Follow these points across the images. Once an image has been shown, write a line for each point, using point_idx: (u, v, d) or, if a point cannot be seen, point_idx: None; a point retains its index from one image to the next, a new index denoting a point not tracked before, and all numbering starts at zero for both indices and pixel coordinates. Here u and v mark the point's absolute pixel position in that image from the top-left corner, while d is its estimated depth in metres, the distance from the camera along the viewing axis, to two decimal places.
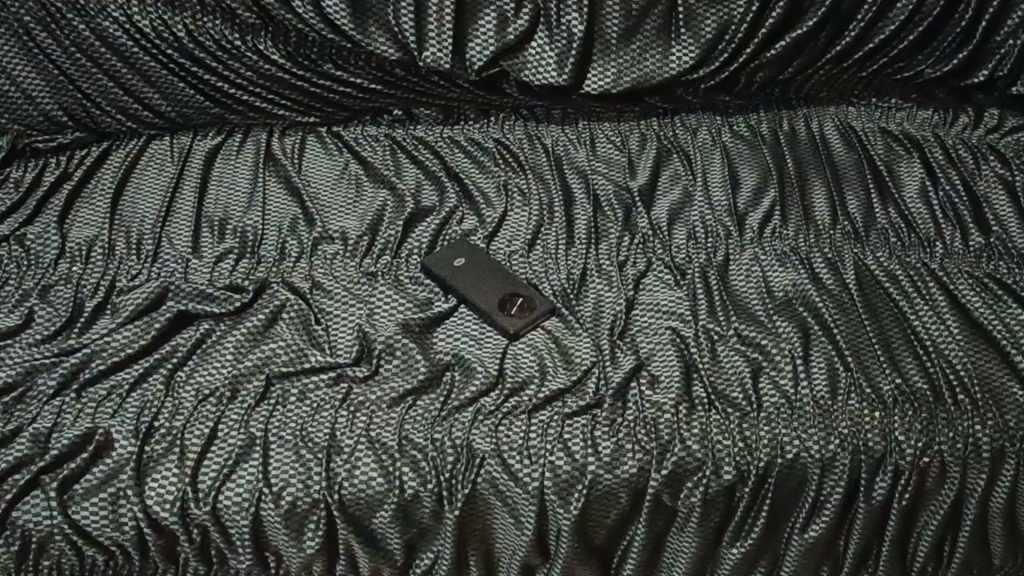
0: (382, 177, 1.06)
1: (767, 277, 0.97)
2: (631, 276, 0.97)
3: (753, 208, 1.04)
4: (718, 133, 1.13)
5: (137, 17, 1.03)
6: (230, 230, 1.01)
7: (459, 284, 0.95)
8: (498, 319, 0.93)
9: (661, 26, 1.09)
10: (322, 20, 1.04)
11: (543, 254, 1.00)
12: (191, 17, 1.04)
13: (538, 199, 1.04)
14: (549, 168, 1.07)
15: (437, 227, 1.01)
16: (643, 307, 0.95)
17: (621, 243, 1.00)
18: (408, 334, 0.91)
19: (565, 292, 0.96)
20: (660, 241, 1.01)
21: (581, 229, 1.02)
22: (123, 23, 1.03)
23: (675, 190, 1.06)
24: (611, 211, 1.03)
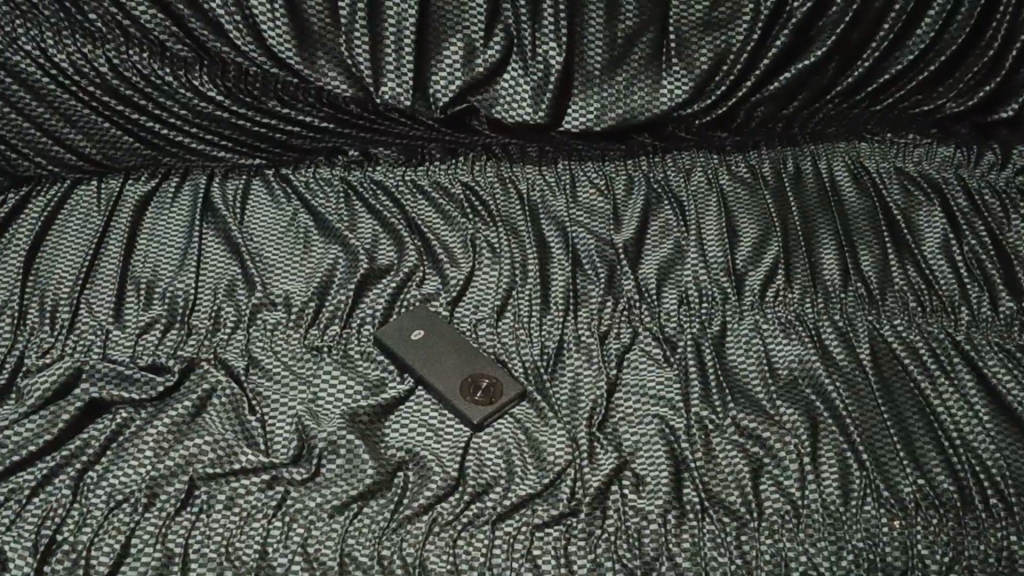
0: (335, 231, 0.94)
1: (768, 352, 0.85)
2: (613, 352, 0.85)
3: (753, 266, 0.92)
4: (714, 175, 1.00)
5: (51, 51, 0.91)
6: (158, 295, 0.89)
7: (416, 364, 0.83)
8: (460, 407, 0.81)
9: (650, 57, 0.96)
10: (265, 54, 0.92)
11: (514, 322, 0.87)
12: (114, 50, 0.91)
13: (510, 256, 0.92)
14: (524, 219, 0.95)
15: (394, 290, 0.89)
16: (628, 390, 0.83)
17: (603, 309, 0.88)
18: (356, 427, 0.79)
19: (538, 371, 0.84)
20: (647, 306, 0.89)
21: (558, 293, 0.90)
22: (37, 57, 0.91)
23: (666, 244, 0.94)
24: (593, 271, 0.91)
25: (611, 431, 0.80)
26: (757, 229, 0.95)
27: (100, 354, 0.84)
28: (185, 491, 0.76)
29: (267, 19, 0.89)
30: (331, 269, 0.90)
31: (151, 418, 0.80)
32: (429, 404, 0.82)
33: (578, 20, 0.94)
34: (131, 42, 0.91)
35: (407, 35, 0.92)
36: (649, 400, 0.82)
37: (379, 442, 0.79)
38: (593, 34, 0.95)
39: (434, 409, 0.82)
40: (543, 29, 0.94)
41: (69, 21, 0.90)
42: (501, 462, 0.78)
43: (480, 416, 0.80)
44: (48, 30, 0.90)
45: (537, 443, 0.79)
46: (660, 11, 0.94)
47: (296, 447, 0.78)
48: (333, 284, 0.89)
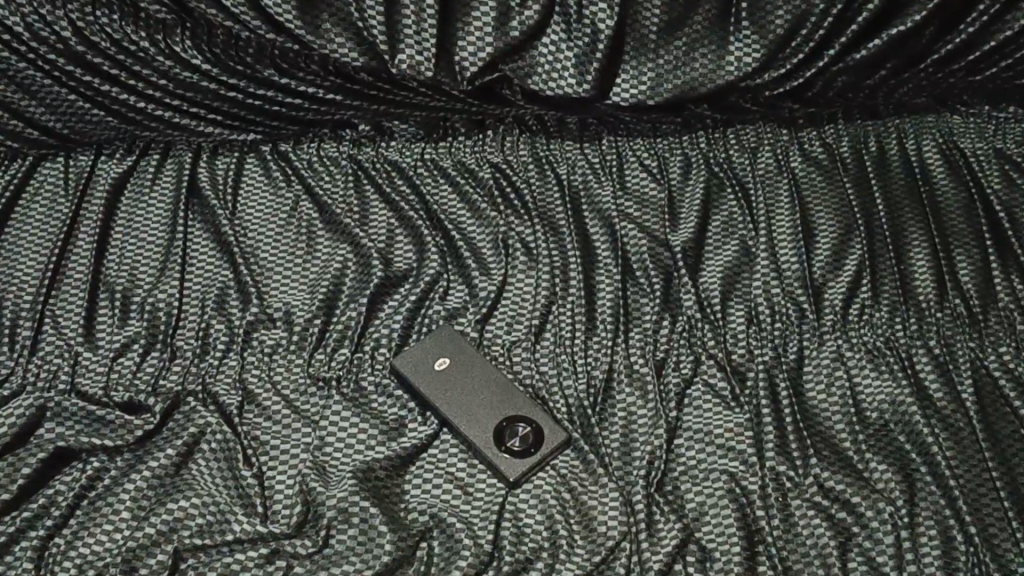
0: (341, 225, 0.80)
1: (854, 389, 0.73)
2: (673, 388, 0.73)
3: (832, 278, 0.79)
4: (785, 155, 0.86)
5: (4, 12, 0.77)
6: (135, 308, 0.76)
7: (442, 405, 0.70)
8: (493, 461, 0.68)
9: (716, 19, 0.82)
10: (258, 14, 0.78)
11: (556, 345, 0.74)
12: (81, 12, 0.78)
13: (548, 260, 0.79)
14: (565, 212, 0.81)
15: (415, 300, 0.76)
16: (691, 437, 0.70)
17: (659, 331, 0.75)
18: (370, 486, 0.67)
19: (585, 411, 0.71)
20: (711, 327, 0.76)
21: (606, 308, 0.76)
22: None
23: (730, 247, 0.80)
24: (647, 282, 0.78)
25: (672, 493, 0.68)
26: (837, 225, 0.81)
27: (68, 386, 0.71)
28: (168, 563, 0.64)
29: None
30: (338, 273, 0.77)
31: (127, 468, 0.68)
32: (456, 452, 0.70)
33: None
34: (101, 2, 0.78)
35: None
36: (716, 451, 0.70)
37: (396, 506, 0.67)
38: None
39: (463, 460, 0.69)
40: None
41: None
42: (542, 531, 0.66)
43: (516, 472, 0.68)
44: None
45: (583, 507, 0.67)
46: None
47: (300, 512, 0.66)
48: (342, 294, 0.76)
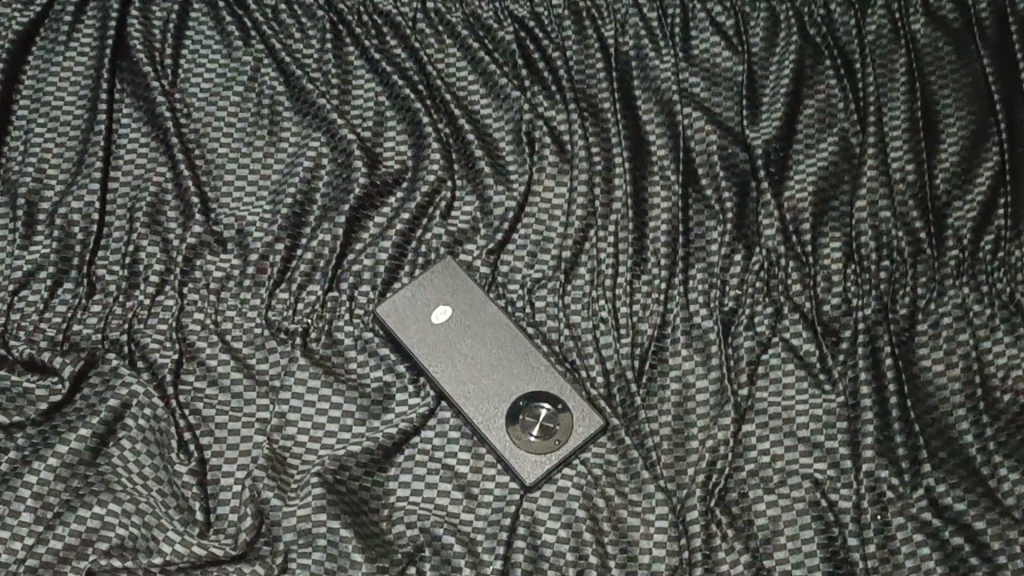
0: (312, 106, 0.60)
1: (980, 358, 0.55)
2: (744, 354, 0.55)
3: (961, 196, 0.59)
4: (902, 14, 0.63)
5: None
6: (44, 219, 0.58)
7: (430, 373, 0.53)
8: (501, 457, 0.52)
9: None
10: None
11: (591, 287, 0.57)
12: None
13: (586, 162, 0.59)
14: (610, 92, 0.61)
15: (409, 220, 0.58)
16: (763, 426, 0.54)
17: (728, 270, 0.57)
18: (340, 495, 0.51)
19: (627, 384, 0.54)
20: (796, 267, 0.57)
21: (659, 233, 0.58)
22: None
23: (828, 149, 0.60)
24: (715, 197, 0.59)
25: (737, 505, 0.52)
26: (970, 118, 0.61)
27: None
28: None
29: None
30: (306, 174, 0.59)
31: (30, 452, 0.52)
32: (456, 440, 0.53)
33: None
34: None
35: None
36: (797, 448, 0.53)
37: (375, 519, 0.51)
38: None
39: (465, 447, 0.53)
40: None
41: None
42: (566, 554, 0.51)
43: (534, 469, 0.52)
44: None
45: (620, 523, 0.52)
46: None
47: (250, 528, 0.50)
48: (313, 210, 0.58)
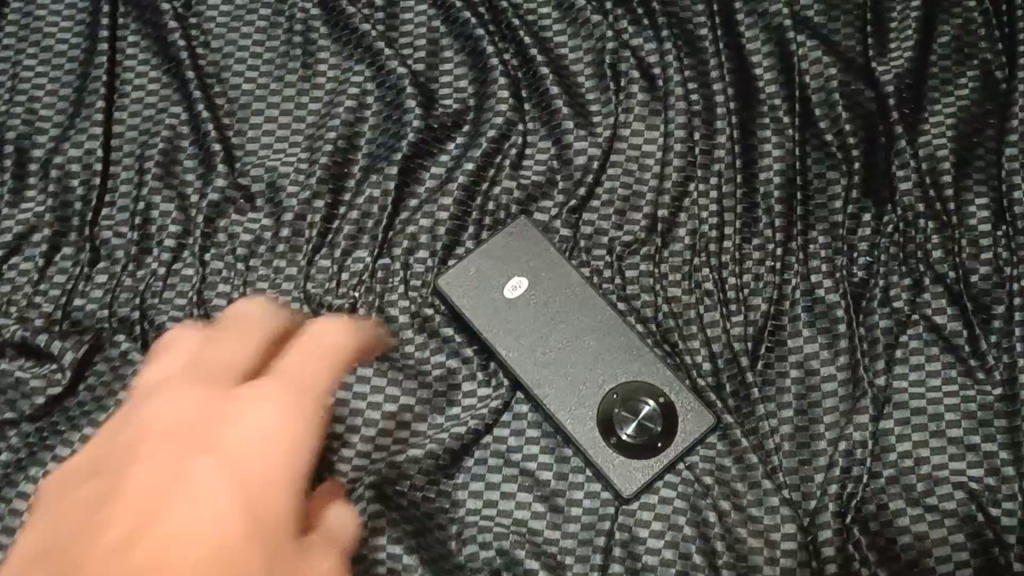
0: (355, 33, 0.50)
1: None
2: (878, 335, 0.46)
3: None
4: None
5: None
6: (36, 169, 0.48)
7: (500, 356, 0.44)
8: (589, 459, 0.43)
9: None
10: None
11: (693, 254, 0.48)
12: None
13: (683, 100, 0.50)
14: (707, 16, 0.51)
15: (473, 172, 0.48)
16: (904, 421, 0.45)
17: (856, 234, 0.48)
18: (400, 511, 0.42)
19: (741, 372, 0.45)
20: (936, 229, 0.48)
21: (773, 187, 0.49)
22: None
23: (970, 83, 0.50)
24: (837, 143, 0.49)
25: (876, 518, 0.43)
26: None
27: None
28: None
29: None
30: (348, 116, 0.49)
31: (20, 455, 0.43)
32: (536, 441, 0.44)
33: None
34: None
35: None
36: (945, 450, 0.44)
37: (442, 538, 0.43)
38: None
39: (546, 449, 0.44)
40: None
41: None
42: None
43: (633, 479, 0.42)
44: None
45: (734, 541, 0.43)
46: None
47: None
48: (357, 161, 0.49)
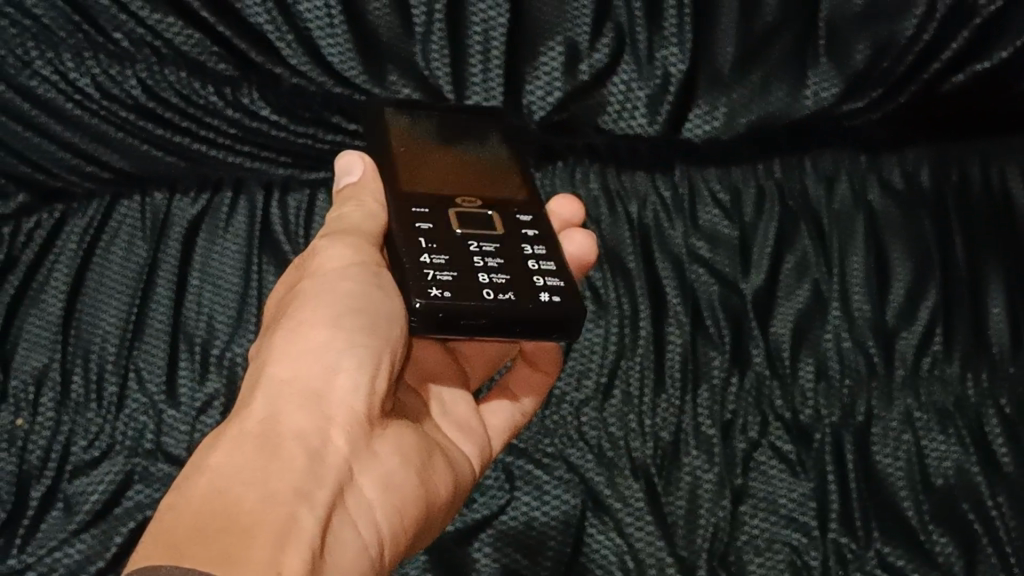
0: None
1: (920, 453, 0.73)
2: (739, 452, 0.74)
3: (907, 326, 0.77)
4: (863, 189, 0.83)
5: (46, 20, 0.75)
6: (214, 365, 0.78)
7: (440, 219, 0.66)
8: (435, 279, 0.61)
9: (795, 49, 0.77)
10: (306, 52, 0.75)
11: (624, 404, 0.75)
12: (137, 10, 0.74)
13: (617, 306, 0.79)
14: (633, 251, 0.81)
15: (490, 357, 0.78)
16: (754, 505, 0.72)
17: (727, 389, 0.76)
18: (437, 555, 0.70)
19: (650, 475, 0.73)
20: (778, 385, 0.76)
21: (675, 361, 0.77)
22: (14, 36, 0.75)
23: (800, 297, 0.79)
24: (716, 331, 0.78)
25: (735, 563, 0.70)
26: (913, 266, 0.79)
27: (153, 446, 0.75)
28: None
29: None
30: None
31: None
32: (549, 296, 0.61)
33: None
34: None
35: (499, 22, 0.75)
36: (779, 521, 0.71)
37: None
38: (725, 26, 0.76)
39: (534, 331, 0.60)
40: (664, 32, 0.76)
41: (80, 14, 0.74)
42: None
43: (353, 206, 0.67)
44: (29, 35, 0.75)
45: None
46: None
47: None
48: None
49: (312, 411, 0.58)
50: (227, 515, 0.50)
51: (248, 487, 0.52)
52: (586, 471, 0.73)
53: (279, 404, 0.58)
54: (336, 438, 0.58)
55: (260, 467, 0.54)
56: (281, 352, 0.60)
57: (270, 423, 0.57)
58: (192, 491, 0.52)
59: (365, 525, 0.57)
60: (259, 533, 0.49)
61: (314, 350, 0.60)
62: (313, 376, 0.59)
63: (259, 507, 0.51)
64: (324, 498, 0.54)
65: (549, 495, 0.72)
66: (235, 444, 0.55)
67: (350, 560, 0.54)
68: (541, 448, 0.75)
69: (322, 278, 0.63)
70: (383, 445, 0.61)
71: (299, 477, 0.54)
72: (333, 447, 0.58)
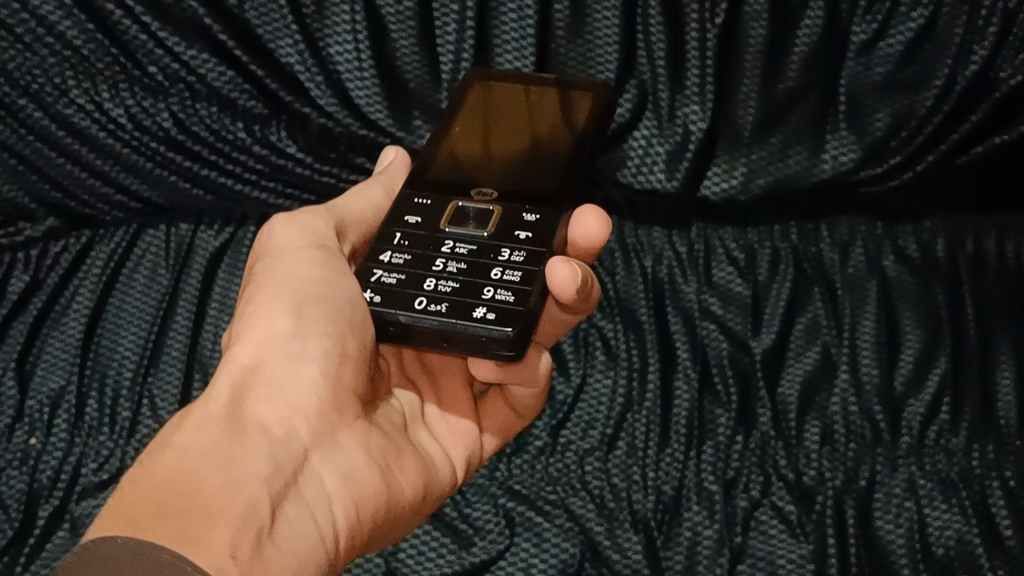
0: None
1: (922, 520, 0.73)
2: (740, 510, 0.74)
3: (914, 394, 0.77)
4: (877, 255, 0.83)
5: (85, 51, 0.77)
6: None
7: (430, 214, 0.68)
8: (374, 285, 0.64)
9: (814, 115, 0.78)
10: (334, 93, 0.78)
11: (628, 456, 0.76)
12: (173, 46, 0.76)
13: (627, 359, 0.80)
14: (646, 307, 0.82)
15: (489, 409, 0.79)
16: (751, 565, 0.72)
17: (732, 447, 0.76)
18: None
19: (650, 529, 0.73)
20: (783, 446, 0.76)
21: (680, 418, 0.77)
22: (53, 65, 0.77)
23: (810, 359, 0.79)
24: (723, 389, 0.79)
25: None
26: (921, 334, 0.80)
27: None
28: None
29: (345, 33, 0.75)
30: None
31: None
32: (482, 314, 0.61)
33: (733, 57, 0.76)
34: (186, 34, 0.76)
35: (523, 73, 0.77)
36: None
37: None
38: (749, 86, 0.77)
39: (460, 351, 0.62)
40: (686, 90, 0.78)
41: (119, 48, 0.76)
42: None
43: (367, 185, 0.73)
44: (68, 66, 0.78)
45: None
46: (837, 42, 0.75)
47: None
48: None
49: (278, 399, 0.59)
50: (192, 490, 0.50)
51: (212, 466, 0.52)
52: (586, 521, 0.74)
53: (245, 390, 0.59)
54: (299, 426, 0.59)
55: (227, 444, 0.54)
56: (245, 336, 0.62)
57: (234, 405, 0.57)
58: (158, 462, 0.52)
59: (323, 513, 0.58)
60: (219, 513, 0.50)
61: (279, 337, 0.61)
62: (277, 365, 0.61)
63: (223, 487, 0.51)
64: (282, 484, 0.55)
65: (548, 542, 0.73)
66: (200, 421, 0.55)
67: (309, 542, 0.55)
68: (543, 496, 0.75)
69: (289, 266, 0.65)
70: (349, 438, 0.62)
71: (260, 461, 0.55)
72: (299, 433, 0.59)
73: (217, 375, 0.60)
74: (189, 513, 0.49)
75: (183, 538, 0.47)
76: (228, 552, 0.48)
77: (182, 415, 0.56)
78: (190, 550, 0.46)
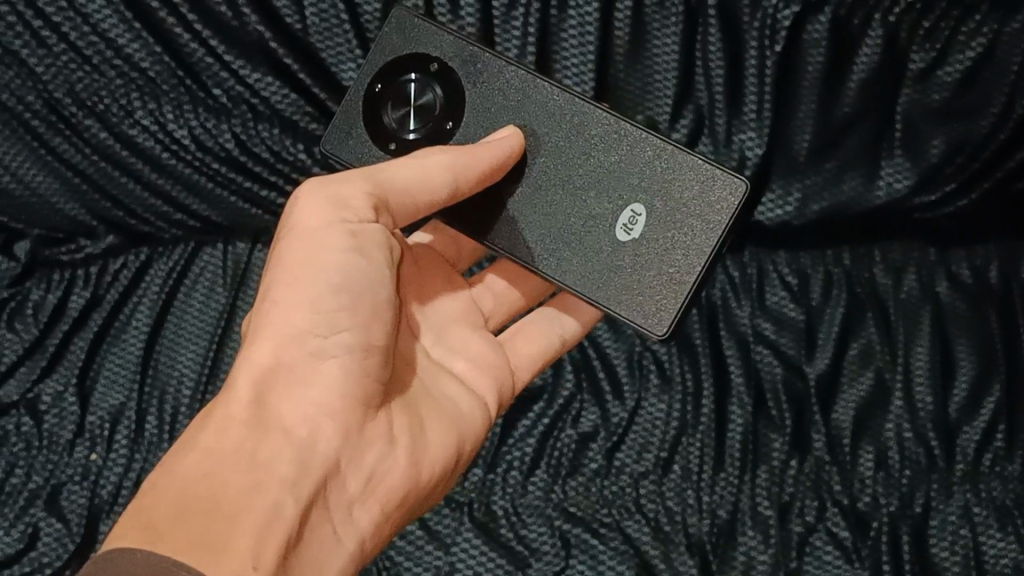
0: None
1: (977, 548, 0.73)
2: (794, 536, 0.74)
3: (971, 420, 0.77)
4: (931, 280, 0.83)
5: (152, 73, 0.77)
6: None
7: None
8: None
9: (870, 140, 0.79)
10: None
11: (683, 479, 0.77)
12: (238, 68, 0.77)
13: (682, 382, 0.81)
14: (700, 330, 0.83)
15: (545, 429, 0.80)
16: None
17: (786, 473, 0.76)
18: None
19: (705, 554, 0.74)
20: (838, 472, 0.76)
21: (735, 443, 0.78)
22: (119, 87, 0.78)
23: (865, 383, 0.79)
24: (778, 415, 0.79)
25: None
26: (974, 359, 0.79)
27: None
28: None
29: None
30: None
31: None
32: None
33: (791, 89, 0.77)
34: (250, 57, 0.76)
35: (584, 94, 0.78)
36: None
37: None
38: (806, 112, 0.78)
39: None
40: (743, 116, 0.78)
41: (184, 70, 0.77)
42: None
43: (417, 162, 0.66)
44: (133, 87, 0.78)
45: None
46: (895, 71, 0.75)
47: None
48: None
49: (298, 400, 0.58)
50: (210, 496, 0.50)
51: (232, 472, 0.52)
52: (641, 544, 0.75)
53: (264, 387, 0.58)
54: (323, 427, 0.58)
55: (249, 450, 0.54)
56: (264, 332, 0.60)
57: (256, 406, 0.57)
58: (179, 469, 0.52)
59: (344, 516, 0.58)
60: (239, 522, 0.50)
61: (298, 335, 0.59)
62: (298, 362, 0.59)
63: (245, 492, 0.51)
64: (308, 490, 0.55)
65: (604, 566, 0.74)
66: (219, 424, 0.55)
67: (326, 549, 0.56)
68: (598, 518, 0.76)
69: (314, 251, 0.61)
70: (374, 431, 0.62)
71: (283, 465, 0.54)
72: (323, 434, 0.58)
73: (236, 371, 0.58)
74: (208, 523, 0.49)
75: (204, 549, 0.47)
76: (252, 562, 0.48)
77: (202, 418, 0.56)
78: (213, 564, 0.47)
